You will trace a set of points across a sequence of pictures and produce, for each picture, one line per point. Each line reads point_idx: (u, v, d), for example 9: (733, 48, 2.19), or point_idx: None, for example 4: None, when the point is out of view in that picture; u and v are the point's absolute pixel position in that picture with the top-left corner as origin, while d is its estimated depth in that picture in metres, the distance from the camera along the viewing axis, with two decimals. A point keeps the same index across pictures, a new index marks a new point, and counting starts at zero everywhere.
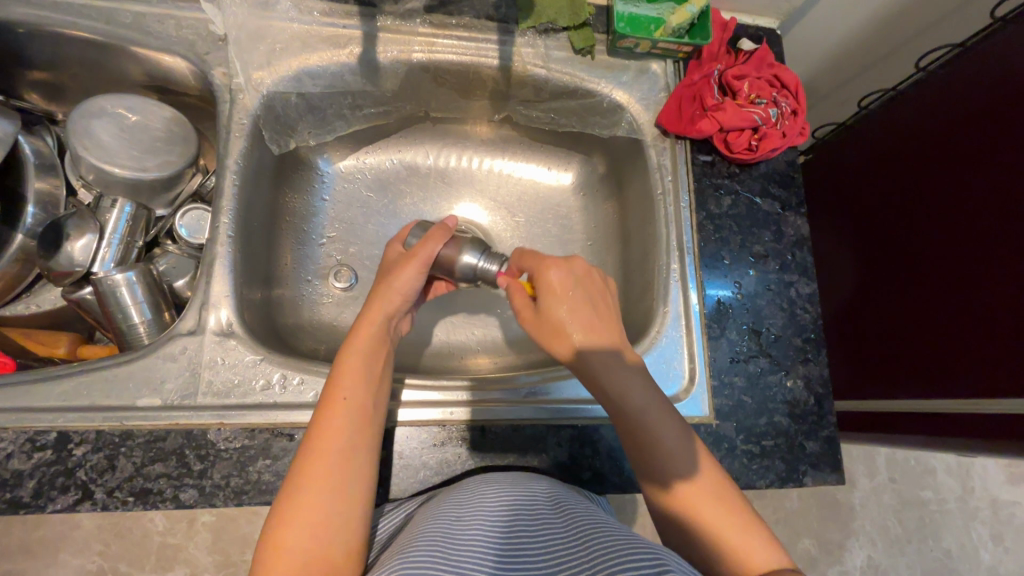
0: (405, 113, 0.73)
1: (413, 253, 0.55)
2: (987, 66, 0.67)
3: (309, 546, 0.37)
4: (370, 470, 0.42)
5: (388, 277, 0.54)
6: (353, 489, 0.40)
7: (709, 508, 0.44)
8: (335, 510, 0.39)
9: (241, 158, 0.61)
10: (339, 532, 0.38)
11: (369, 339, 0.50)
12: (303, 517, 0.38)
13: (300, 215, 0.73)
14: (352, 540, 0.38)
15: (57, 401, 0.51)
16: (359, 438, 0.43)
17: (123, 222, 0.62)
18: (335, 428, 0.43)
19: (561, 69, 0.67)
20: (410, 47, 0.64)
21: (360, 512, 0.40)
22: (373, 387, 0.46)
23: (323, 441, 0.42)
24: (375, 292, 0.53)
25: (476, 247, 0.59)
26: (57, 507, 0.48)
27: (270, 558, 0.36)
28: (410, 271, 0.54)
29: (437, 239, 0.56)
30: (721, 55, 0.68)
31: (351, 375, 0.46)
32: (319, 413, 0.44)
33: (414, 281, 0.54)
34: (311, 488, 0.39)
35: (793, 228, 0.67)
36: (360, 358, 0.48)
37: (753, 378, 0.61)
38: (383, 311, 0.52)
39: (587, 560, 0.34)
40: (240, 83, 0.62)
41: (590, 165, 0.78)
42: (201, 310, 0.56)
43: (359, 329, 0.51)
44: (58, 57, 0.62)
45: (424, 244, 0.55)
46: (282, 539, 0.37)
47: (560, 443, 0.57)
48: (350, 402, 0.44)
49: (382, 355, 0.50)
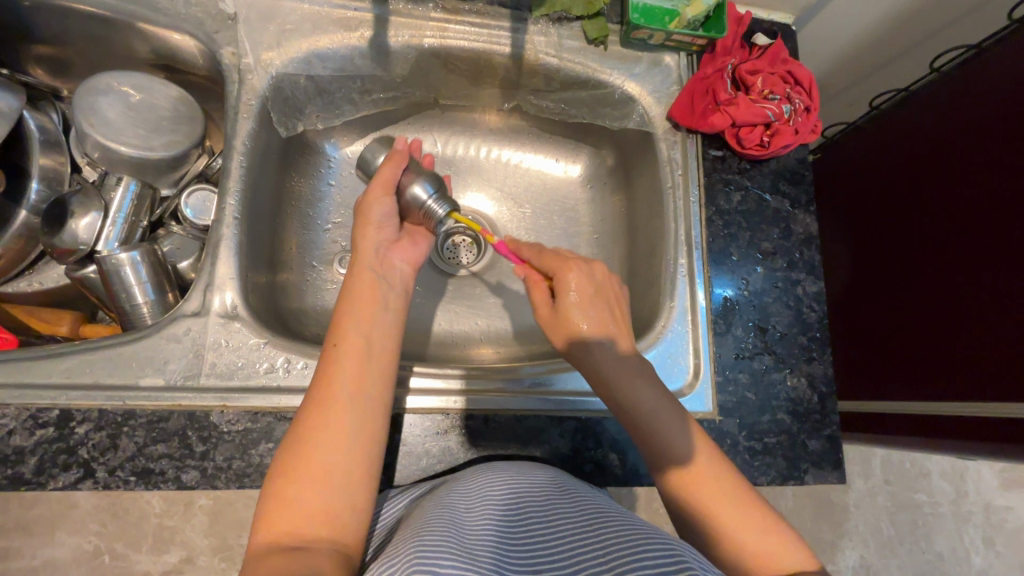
0: (415, 99, 0.73)
1: (376, 181, 0.58)
2: (999, 69, 0.66)
3: (316, 499, 0.39)
4: (375, 415, 0.44)
5: (364, 215, 0.57)
6: (358, 440, 0.42)
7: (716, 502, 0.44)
8: (341, 466, 0.40)
9: (248, 139, 0.61)
10: (347, 485, 0.40)
11: (366, 287, 0.52)
12: (308, 472, 0.39)
13: (305, 200, 0.72)
14: (359, 492, 0.40)
15: (59, 378, 0.51)
16: (358, 385, 0.44)
17: (128, 201, 0.62)
18: (336, 377, 0.44)
19: (573, 58, 0.67)
20: (421, 32, 0.64)
21: (366, 461, 0.42)
22: (370, 332, 0.48)
23: (326, 392, 0.43)
24: (361, 232, 0.57)
25: (430, 181, 0.58)
26: (58, 485, 0.48)
27: (281, 507, 0.38)
28: (378, 198, 0.57)
29: (396, 161, 0.58)
30: (735, 50, 0.68)
31: (348, 320, 0.48)
32: (323, 362, 0.46)
33: (383, 206, 0.57)
34: (316, 447, 0.41)
35: (802, 226, 0.66)
36: (356, 309, 0.49)
37: (758, 375, 0.61)
38: (373, 244, 0.56)
39: (598, 547, 0.35)
40: (249, 64, 0.62)
41: (599, 157, 0.78)
42: (206, 291, 0.55)
43: (355, 276, 0.53)
44: (64, 31, 0.61)
45: (386, 165, 0.58)
46: (290, 493, 0.39)
47: (563, 434, 0.57)
48: (347, 349, 0.46)
49: (380, 298, 0.51)
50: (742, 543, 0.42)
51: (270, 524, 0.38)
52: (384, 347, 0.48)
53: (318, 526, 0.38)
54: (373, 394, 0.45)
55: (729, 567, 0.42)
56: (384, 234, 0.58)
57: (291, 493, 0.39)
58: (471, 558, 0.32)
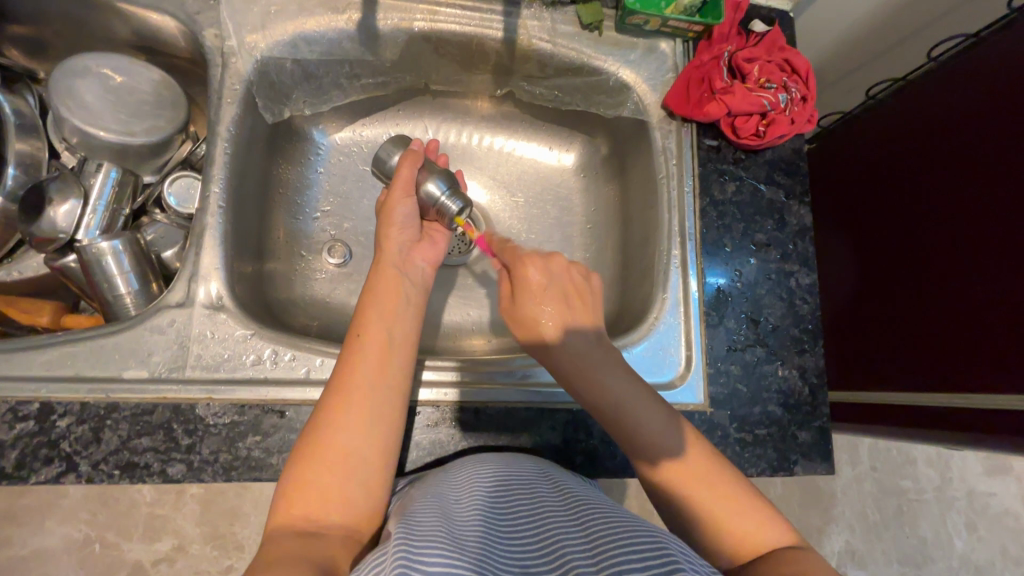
0: (404, 84, 0.71)
1: (394, 184, 0.57)
2: (995, 62, 0.66)
3: (331, 488, 0.39)
4: (393, 408, 0.44)
5: (385, 216, 0.57)
6: (376, 430, 0.42)
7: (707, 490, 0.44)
8: (358, 455, 0.41)
9: (234, 124, 0.59)
10: (364, 474, 0.40)
11: (389, 282, 0.51)
12: (327, 459, 0.40)
13: (293, 187, 0.71)
14: (373, 481, 0.41)
15: (40, 370, 0.50)
16: (377, 376, 0.44)
17: (109, 187, 0.60)
18: (357, 369, 0.44)
19: (567, 44, 0.65)
20: (411, 14, 0.62)
21: (381, 452, 0.42)
22: (391, 323, 0.48)
23: (346, 380, 0.43)
24: (384, 234, 0.55)
25: (445, 178, 0.58)
26: (41, 479, 0.47)
27: (290, 496, 0.38)
28: (399, 200, 0.56)
29: (410, 161, 0.57)
30: (732, 36, 0.66)
31: (371, 313, 0.48)
32: (345, 350, 0.46)
33: (405, 207, 0.57)
34: (334, 435, 0.41)
35: (796, 218, 0.66)
36: (379, 301, 0.49)
37: (749, 367, 0.61)
38: (396, 244, 0.55)
39: (588, 541, 0.34)
40: (232, 46, 0.60)
41: (593, 146, 0.77)
42: (190, 282, 0.54)
43: (379, 273, 0.52)
44: (40, 11, 0.58)
45: (404, 167, 0.57)
46: (308, 478, 0.39)
47: (554, 426, 0.57)
48: (371, 340, 0.46)
49: (405, 294, 0.51)
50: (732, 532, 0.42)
51: (286, 510, 0.38)
52: (404, 339, 0.48)
53: (334, 512, 0.38)
54: (392, 384, 0.44)
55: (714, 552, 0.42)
56: (406, 236, 0.56)
57: (307, 479, 0.39)
58: (460, 549, 0.31)
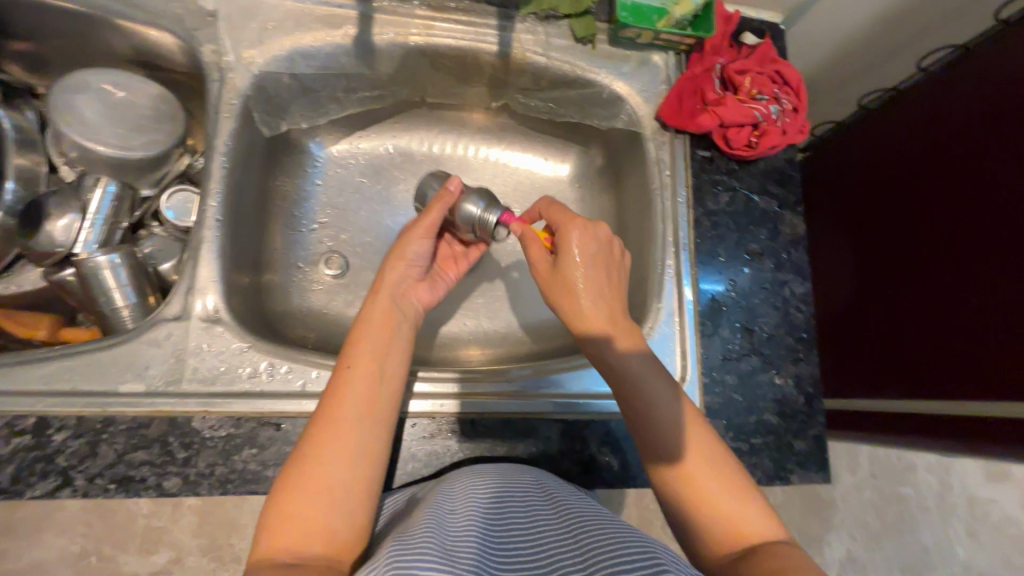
0: (401, 97, 0.72)
1: (421, 220, 0.58)
2: (986, 72, 0.67)
3: (317, 512, 0.38)
4: (380, 435, 0.43)
5: (398, 248, 0.57)
6: (364, 460, 0.41)
7: (707, 486, 0.42)
8: (346, 483, 0.40)
9: (230, 138, 0.59)
10: (349, 502, 0.39)
11: (384, 314, 0.51)
12: (314, 485, 0.39)
13: (290, 200, 0.72)
14: (358, 510, 0.40)
15: (36, 384, 0.50)
16: (367, 404, 0.44)
17: (107, 202, 0.60)
18: (349, 398, 0.44)
19: (561, 57, 0.66)
20: (407, 29, 0.63)
21: (369, 480, 0.41)
22: (385, 353, 0.48)
23: (336, 408, 0.43)
24: (391, 263, 0.56)
25: (481, 197, 0.60)
26: (36, 493, 0.47)
27: (276, 521, 0.37)
28: (416, 237, 0.58)
29: (443, 202, 0.58)
30: (723, 49, 0.67)
31: (365, 341, 0.48)
32: (335, 377, 0.46)
33: (421, 246, 0.58)
34: (324, 460, 0.40)
35: (790, 228, 0.67)
36: (372, 331, 0.49)
37: (744, 376, 0.61)
38: (399, 276, 0.56)
39: (578, 555, 0.34)
40: (230, 62, 0.60)
41: (587, 156, 0.78)
42: (187, 295, 0.54)
43: (371, 303, 0.52)
44: (40, 28, 0.59)
45: (433, 207, 0.58)
46: (295, 503, 0.38)
47: (549, 436, 0.57)
48: (362, 369, 0.46)
49: (398, 324, 0.51)
50: (711, 514, 0.41)
51: (271, 535, 0.37)
52: (395, 371, 0.48)
53: (318, 538, 0.37)
54: (382, 413, 0.45)
55: (705, 549, 0.41)
56: (414, 272, 0.58)
57: (293, 505, 0.38)
58: (449, 561, 0.31)
